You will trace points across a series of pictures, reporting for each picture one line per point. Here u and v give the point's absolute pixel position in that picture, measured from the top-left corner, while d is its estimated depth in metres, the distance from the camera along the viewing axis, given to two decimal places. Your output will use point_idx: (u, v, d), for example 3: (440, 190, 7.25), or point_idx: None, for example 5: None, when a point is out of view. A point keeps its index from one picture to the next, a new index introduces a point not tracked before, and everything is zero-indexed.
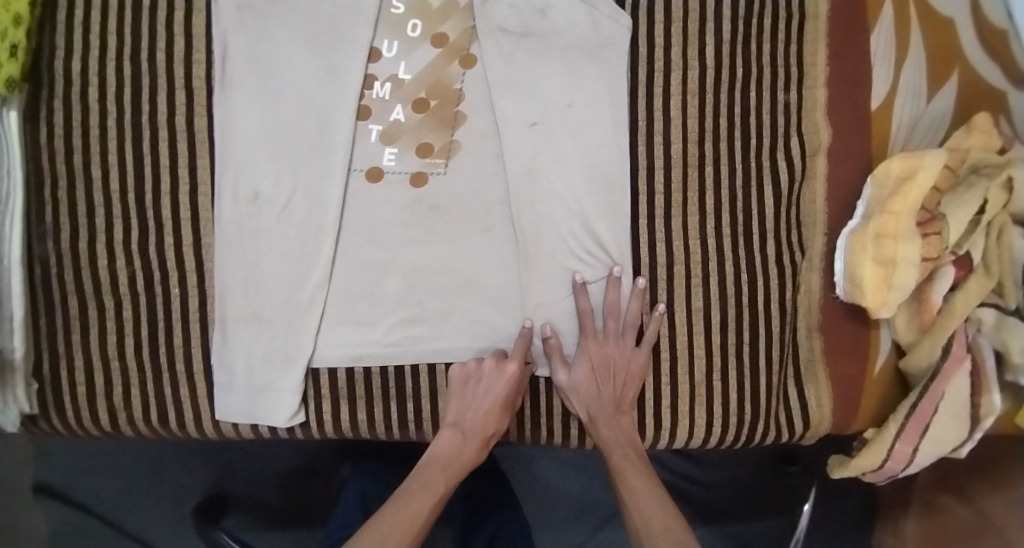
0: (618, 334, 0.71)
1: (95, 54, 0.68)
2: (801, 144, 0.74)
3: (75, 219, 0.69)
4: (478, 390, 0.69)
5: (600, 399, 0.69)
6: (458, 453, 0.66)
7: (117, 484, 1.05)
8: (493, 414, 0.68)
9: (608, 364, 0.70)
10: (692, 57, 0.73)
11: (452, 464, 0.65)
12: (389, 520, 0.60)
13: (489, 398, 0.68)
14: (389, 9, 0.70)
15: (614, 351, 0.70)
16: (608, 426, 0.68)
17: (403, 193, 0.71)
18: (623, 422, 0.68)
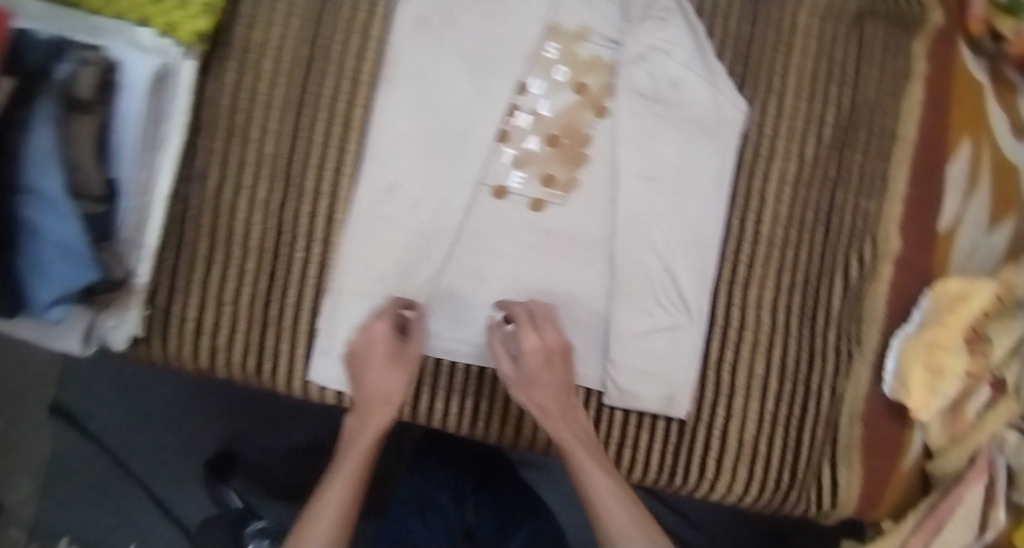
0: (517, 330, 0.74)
1: (277, 31, 0.76)
2: (873, 248, 0.82)
3: (222, 170, 0.75)
4: (368, 352, 0.70)
5: (521, 386, 0.71)
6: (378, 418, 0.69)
7: (143, 427, 1.09)
8: (379, 377, 0.69)
9: (512, 351, 0.73)
10: (794, 151, 0.80)
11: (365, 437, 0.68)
12: (323, 506, 0.63)
13: (383, 362, 0.70)
14: (543, 51, 0.77)
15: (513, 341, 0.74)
16: (564, 421, 0.71)
17: (521, 214, 0.78)
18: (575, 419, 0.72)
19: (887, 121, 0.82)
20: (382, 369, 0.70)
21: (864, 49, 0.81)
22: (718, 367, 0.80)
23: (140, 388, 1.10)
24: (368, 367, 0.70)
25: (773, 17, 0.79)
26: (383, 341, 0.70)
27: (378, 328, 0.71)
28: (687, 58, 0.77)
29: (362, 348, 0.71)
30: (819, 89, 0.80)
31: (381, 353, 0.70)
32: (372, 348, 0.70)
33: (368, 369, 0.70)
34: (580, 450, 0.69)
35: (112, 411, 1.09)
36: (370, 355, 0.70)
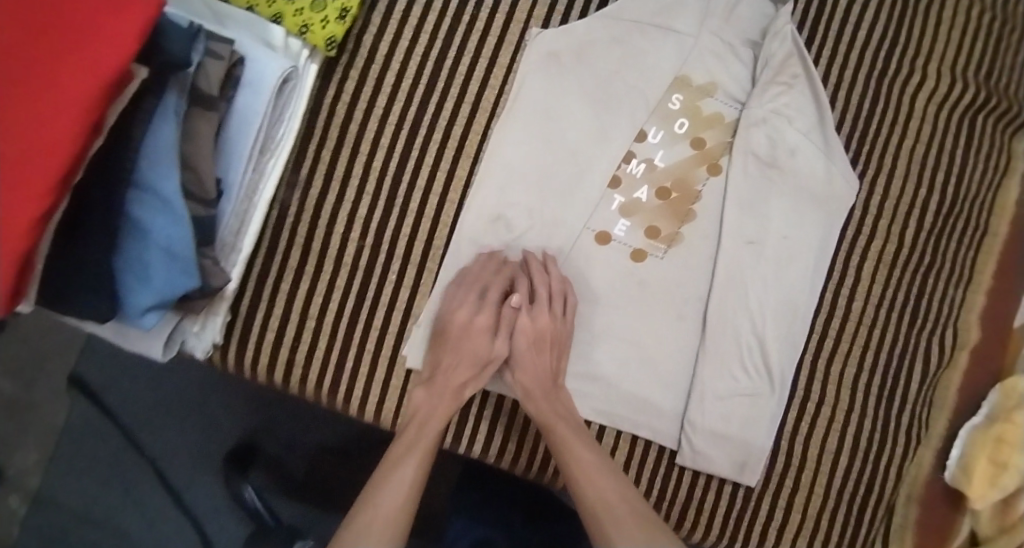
0: (549, 305, 0.71)
1: (405, 45, 0.73)
2: (953, 336, 0.83)
3: (329, 179, 0.72)
4: (453, 336, 0.71)
5: (548, 380, 0.71)
6: (432, 410, 0.70)
7: (166, 413, 1.02)
8: (449, 358, 0.71)
9: (544, 338, 0.71)
10: (895, 233, 0.81)
11: (427, 421, 0.69)
12: (387, 489, 0.66)
13: (464, 339, 0.71)
14: (666, 103, 0.76)
15: (546, 323, 0.71)
16: (548, 401, 0.70)
17: (622, 262, 0.76)
18: (561, 399, 0.72)
19: (983, 215, 0.84)
20: (465, 378, 0.71)
21: (974, 141, 0.83)
22: (793, 437, 0.79)
23: (157, 371, 1.02)
24: (446, 359, 0.71)
25: (894, 98, 0.81)
26: (482, 338, 0.71)
27: (494, 261, 0.72)
28: (806, 127, 0.78)
29: (457, 334, 0.71)
30: (928, 173, 0.81)
31: (470, 343, 0.71)
32: (472, 338, 0.71)
33: (447, 357, 0.71)
34: (568, 441, 0.68)
35: (133, 389, 1.01)
36: (446, 332, 0.71)
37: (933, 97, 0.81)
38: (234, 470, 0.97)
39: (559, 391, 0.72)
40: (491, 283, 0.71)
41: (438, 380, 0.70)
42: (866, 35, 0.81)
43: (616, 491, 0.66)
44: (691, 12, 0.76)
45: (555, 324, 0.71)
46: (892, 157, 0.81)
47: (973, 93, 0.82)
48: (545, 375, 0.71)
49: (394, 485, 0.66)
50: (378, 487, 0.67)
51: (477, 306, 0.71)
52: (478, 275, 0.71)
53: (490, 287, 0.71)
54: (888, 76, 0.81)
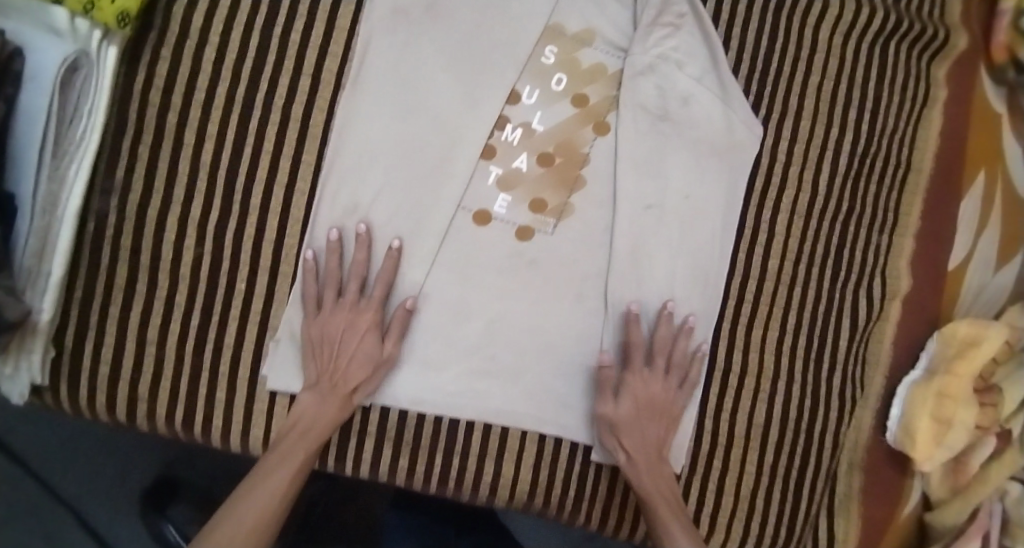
0: (665, 375, 0.67)
1: (224, 16, 0.63)
2: (882, 286, 0.76)
3: (150, 180, 0.63)
4: (337, 333, 0.61)
5: (652, 449, 0.66)
6: (320, 414, 0.61)
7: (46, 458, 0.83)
8: (337, 358, 0.61)
9: (651, 402, 0.66)
10: (806, 180, 0.73)
11: (311, 428, 0.61)
12: (258, 493, 0.58)
13: (349, 344, 0.61)
14: (539, 57, 0.67)
15: (659, 392, 0.67)
16: (648, 469, 0.66)
17: (506, 242, 0.67)
18: (662, 470, 0.67)
19: (904, 150, 0.77)
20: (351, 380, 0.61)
21: (885, 70, 0.75)
22: (718, 414, 0.72)
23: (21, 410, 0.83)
24: (334, 363, 0.61)
25: (792, 32, 0.73)
26: (371, 336, 0.62)
27: (339, 255, 0.63)
28: (699, 71, 0.70)
29: (343, 333, 0.61)
30: (838, 111, 0.74)
31: (364, 342, 0.61)
32: (360, 333, 0.61)
33: (337, 358, 0.61)
34: (656, 516, 0.65)
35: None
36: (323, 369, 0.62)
37: (837, 25, 0.74)
38: (150, 506, 0.83)
39: (658, 452, 0.67)
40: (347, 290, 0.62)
41: (323, 384, 0.61)
42: None
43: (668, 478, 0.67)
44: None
45: (667, 394, 0.67)
46: (797, 97, 0.73)
47: (882, 16, 0.74)
48: (651, 447, 0.66)
49: (265, 493, 0.58)
50: (244, 495, 0.58)
51: (354, 308, 0.62)
52: (352, 270, 0.62)
53: (350, 280, 0.62)
54: (786, 6, 0.73)
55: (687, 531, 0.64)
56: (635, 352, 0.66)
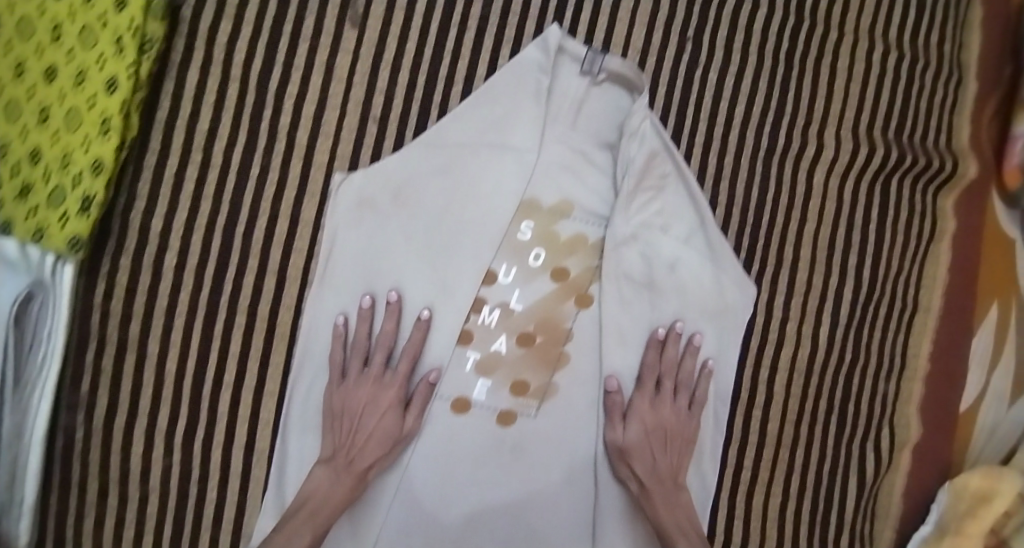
0: (672, 397, 0.65)
1: (182, 216, 0.60)
2: (890, 438, 0.72)
3: (115, 392, 0.61)
4: (358, 407, 0.60)
5: (659, 435, 0.64)
6: (333, 490, 0.59)
7: None
8: (353, 435, 0.59)
9: (660, 429, 0.64)
10: (806, 336, 0.70)
11: (322, 508, 0.58)
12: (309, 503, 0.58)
13: (371, 410, 0.59)
14: (515, 232, 0.64)
15: (668, 417, 0.65)
16: (666, 506, 0.63)
17: (486, 429, 0.64)
18: (679, 500, 0.64)
19: (910, 291, 0.72)
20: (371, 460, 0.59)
21: (889, 210, 0.71)
22: None
23: None
24: (350, 437, 0.59)
25: (785, 182, 0.69)
26: (392, 415, 0.60)
27: (370, 321, 0.61)
28: (684, 233, 0.66)
29: (365, 408, 0.60)
30: (837, 258, 0.70)
31: (382, 422, 0.60)
32: (379, 413, 0.60)
33: (353, 436, 0.59)
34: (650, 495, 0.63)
35: None
36: (342, 413, 0.60)
37: (833, 168, 0.70)
38: None
39: (667, 447, 0.65)
40: (375, 351, 0.61)
41: (339, 459, 0.59)
42: (745, 109, 0.69)
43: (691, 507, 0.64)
44: (529, 121, 0.63)
45: (679, 417, 0.65)
46: (792, 249, 0.69)
47: (881, 155, 0.70)
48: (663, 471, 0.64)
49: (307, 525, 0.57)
50: (288, 530, 0.57)
51: (379, 382, 0.60)
52: (380, 340, 0.61)
53: (376, 350, 0.61)
54: (777, 154, 0.69)
55: None
56: (644, 382, 0.65)
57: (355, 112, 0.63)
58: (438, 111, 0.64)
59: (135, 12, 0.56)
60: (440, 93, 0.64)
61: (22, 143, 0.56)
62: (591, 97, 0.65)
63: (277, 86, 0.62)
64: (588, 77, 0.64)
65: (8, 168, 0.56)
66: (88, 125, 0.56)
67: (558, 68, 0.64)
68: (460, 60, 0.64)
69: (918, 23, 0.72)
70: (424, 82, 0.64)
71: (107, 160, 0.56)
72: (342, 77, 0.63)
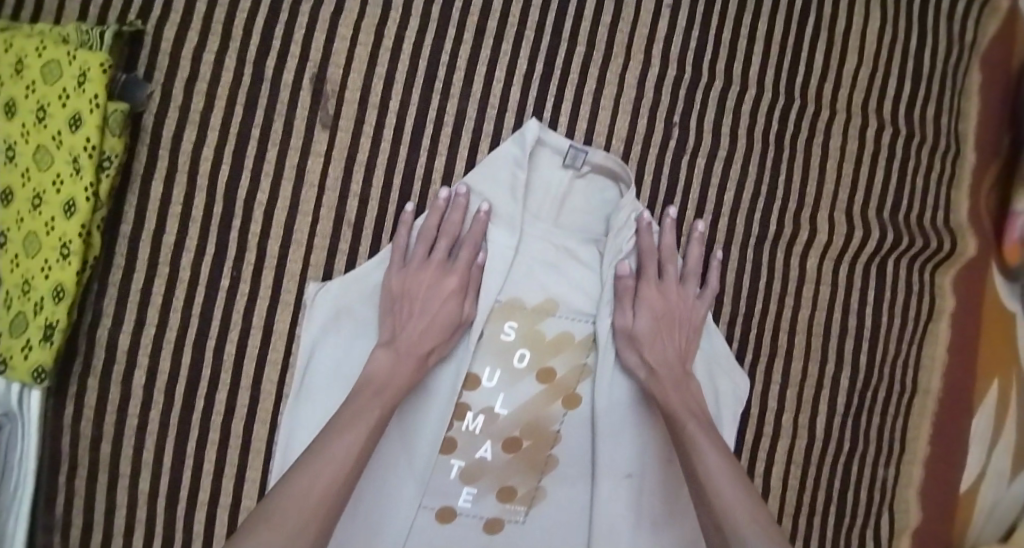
0: (678, 284, 0.63)
1: (151, 332, 0.58)
2: (891, 522, 0.70)
3: (87, 515, 0.59)
4: (420, 291, 0.58)
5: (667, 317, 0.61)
6: (396, 374, 0.56)
7: None
8: (414, 317, 0.57)
9: (668, 314, 0.61)
10: (803, 425, 0.68)
11: (388, 387, 0.55)
12: (318, 469, 0.49)
13: (429, 313, 0.57)
14: (497, 332, 0.62)
15: (676, 299, 0.62)
16: (677, 390, 0.59)
17: (474, 537, 0.62)
18: (690, 387, 0.60)
19: (909, 373, 0.70)
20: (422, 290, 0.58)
21: (884, 292, 0.69)
22: None
23: None
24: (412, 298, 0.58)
25: (779, 269, 0.67)
26: (454, 301, 0.58)
27: (410, 226, 0.60)
28: None
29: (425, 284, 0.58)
30: (833, 344, 0.68)
31: (446, 305, 0.58)
32: (443, 295, 0.58)
33: (414, 316, 0.57)
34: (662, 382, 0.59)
35: None
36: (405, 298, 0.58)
37: (827, 252, 0.68)
38: None
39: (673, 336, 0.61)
40: (442, 235, 0.59)
41: (387, 369, 0.56)
42: (735, 196, 0.66)
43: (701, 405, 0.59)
44: (509, 219, 0.61)
45: (685, 302, 0.63)
46: (786, 336, 0.67)
47: (876, 237, 0.68)
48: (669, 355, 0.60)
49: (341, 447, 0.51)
50: (317, 449, 0.50)
51: (443, 266, 0.59)
52: (445, 228, 0.60)
53: (440, 237, 0.60)
54: (769, 241, 0.67)
55: (715, 447, 0.56)
56: (647, 261, 0.62)
57: (329, 216, 0.60)
58: (416, 210, 0.61)
59: (92, 132, 0.53)
60: (417, 193, 0.61)
61: None
62: (574, 191, 0.63)
63: (246, 193, 0.59)
64: (571, 170, 0.62)
65: None
66: (46, 249, 0.54)
67: (537, 162, 0.62)
68: (437, 157, 0.62)
69: (911, 98, 0.70)
70: (401, 183, 0.61)
71: (70, 285, 0.54)
72: (314, 182, 0.60)
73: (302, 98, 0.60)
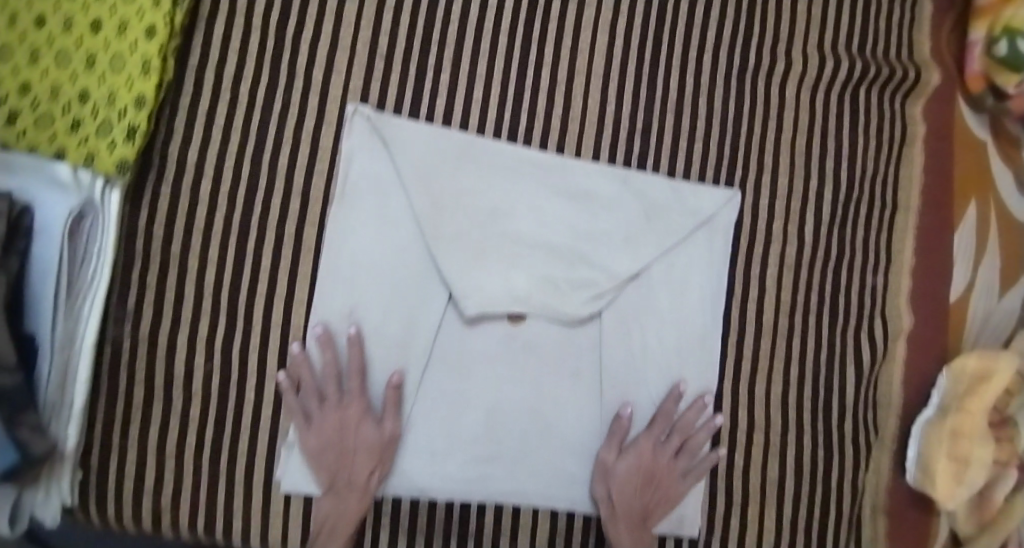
0: (673, 455, 0.70)
1: (214, 146, 0.67)
2: (884, 328, 0.76)
3: (159, 309, 0.67)
4: (333, 436, 0.67)
5: (642, 475, 0.69)
6: (357, 471, 0.67)
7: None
8: (343, 458, 0.67)
9: (650, 472, 0.70)
10: (793, 234, 0.74)
11: (353, 484, 0.67)
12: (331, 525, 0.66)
13: (369, 449, 0.66)
14: (510, 164, 0.70)
15: (663, 469, 0.70)
16: (629, 474, 0.69)
17: (499, 329, 0.70)
18: (647, 488, 0.69)
19: (889, 193, 0.77)
20: (327, 445, 0.66)
21: (858, 115, 0.77)
22: (729, 474, 0.72)
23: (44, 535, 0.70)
24: (337, 452, 0.67)
25: (760, 95, 0.75)
26: (367, 425, 0.67)
27: (307, 365, 0.67)
28: (659, 181, 0.72)
29: (340, 434, 0.66)
30: (816, 162, 0.76)
31: (359, 457, 0.66)
32: (353, 427, 0.67)
33: (342, 460, 0.67)
34: (619, 494, 0.68)
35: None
36: (320, 443, 0.66)
37: (803, 81, 0.76)
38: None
39: (649, 488, 0.69)
40: (320, 390, 0.67)
41: (338, 446, 0.67)
42: (717, 32, 0.75)
43: (625, 503, 0.68)
44: (506, 149, 0.71)
45: (668, 467, 0.70)
46: (772, 154, 0.75)
47: (848, 66, 0.76)
48: (636, 515, 0.69)
49: (348, 477, 0.67)
50: (331, 497, 0.67)
51: (340, 408, 0.67)
52: (329, 376, 0.66)
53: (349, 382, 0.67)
54: (749, 71, 0.75)
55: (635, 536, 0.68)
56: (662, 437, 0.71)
57: (363, 50, 0.70)
58: (437, 47, 0.71)
59: None
60: (437, 29, 0.71)
61: (72, 85, 0.63)
62: (562, 48, 0.73)
63: (293, 30, 0.70)
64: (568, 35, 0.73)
65: (60, 108, 0.62)
66: (130, 66, 0.64)
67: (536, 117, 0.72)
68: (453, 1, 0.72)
69: None
70: (422, 22, 0.71)
71: (149, 96, 0.64)
72: (350, 23, 0.70)
73: None
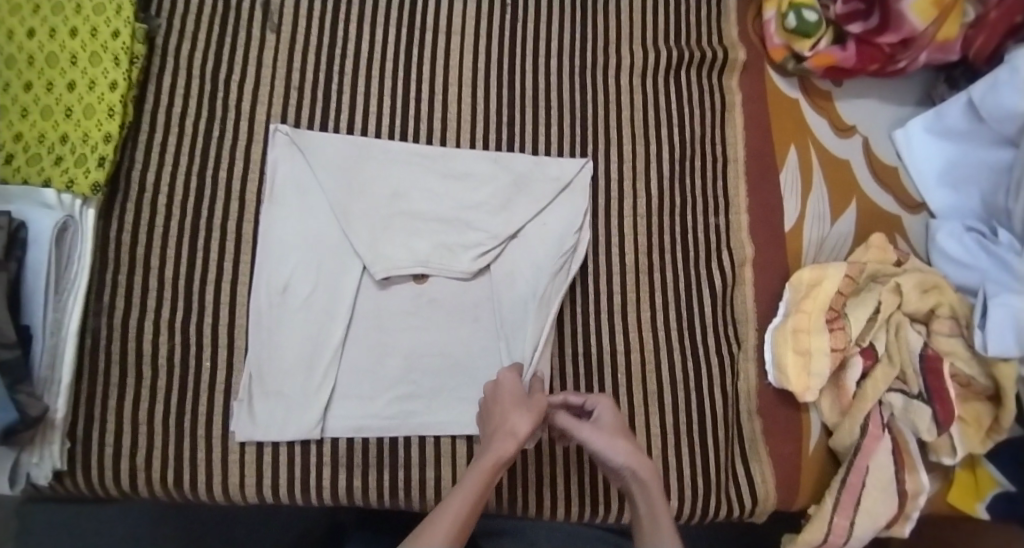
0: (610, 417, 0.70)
1: (168, 170, 0.86)
2: (731, 258, 0.92)
3: (129, 298, 0.82)
4: (506, 403, 0.70)
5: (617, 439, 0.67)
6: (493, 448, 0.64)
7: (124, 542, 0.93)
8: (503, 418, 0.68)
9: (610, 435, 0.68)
10: (641, 189, 0.92)
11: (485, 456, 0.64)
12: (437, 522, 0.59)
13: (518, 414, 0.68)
14: (404, 158, 0.88)
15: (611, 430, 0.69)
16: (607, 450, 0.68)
17: (407, 289, 0.86)
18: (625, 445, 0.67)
19: (719, 150, 0.95)
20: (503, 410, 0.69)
21: (682, 93, 0.96)
22: (616, 390, 0.86)
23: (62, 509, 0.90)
24: (499, 416, 0.69)
25: (599, 85, 0.95)
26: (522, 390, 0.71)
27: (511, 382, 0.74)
28: (526, 159, 0.90)
29: (511, 407, 0.69)
30: (654, 132, 0.94)
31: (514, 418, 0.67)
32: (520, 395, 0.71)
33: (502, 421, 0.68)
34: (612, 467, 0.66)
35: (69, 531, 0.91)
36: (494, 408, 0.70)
37: (634, 72, 0.95)
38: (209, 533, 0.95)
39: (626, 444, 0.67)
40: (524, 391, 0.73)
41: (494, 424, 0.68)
42: (558, 43, 0.96)
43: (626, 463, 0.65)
44: (401, 146, 0.89)
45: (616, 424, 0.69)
46: (615, 129, 0.93)
47: (667, 56, 0.96)
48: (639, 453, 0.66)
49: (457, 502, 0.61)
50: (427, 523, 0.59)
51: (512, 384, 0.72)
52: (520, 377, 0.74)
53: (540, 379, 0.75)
54: (588, 69, 0.95)
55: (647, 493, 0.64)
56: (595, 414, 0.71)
57: (280, 85, 0.90)
58: (338, 77, 0.91)
59: (127, 39, 0.84)
60: (337, 64, 0.91)
61: (55, 131, 0.81)
62: (437, 68, 0.93)
63: (224, 77, 0.90)
64: (442, 58, 0.93)
65: (46, 148, 0.81)
66: (99, 113, 0.82)
67: (422, 120, 0.91)
68: (348, 42, 0.93)
69: None
70: (325, 60, 0.91)
71: (114, 132, 0.82)
72: (269, 66, 0.91)
73: (254, 17, 0.92)
